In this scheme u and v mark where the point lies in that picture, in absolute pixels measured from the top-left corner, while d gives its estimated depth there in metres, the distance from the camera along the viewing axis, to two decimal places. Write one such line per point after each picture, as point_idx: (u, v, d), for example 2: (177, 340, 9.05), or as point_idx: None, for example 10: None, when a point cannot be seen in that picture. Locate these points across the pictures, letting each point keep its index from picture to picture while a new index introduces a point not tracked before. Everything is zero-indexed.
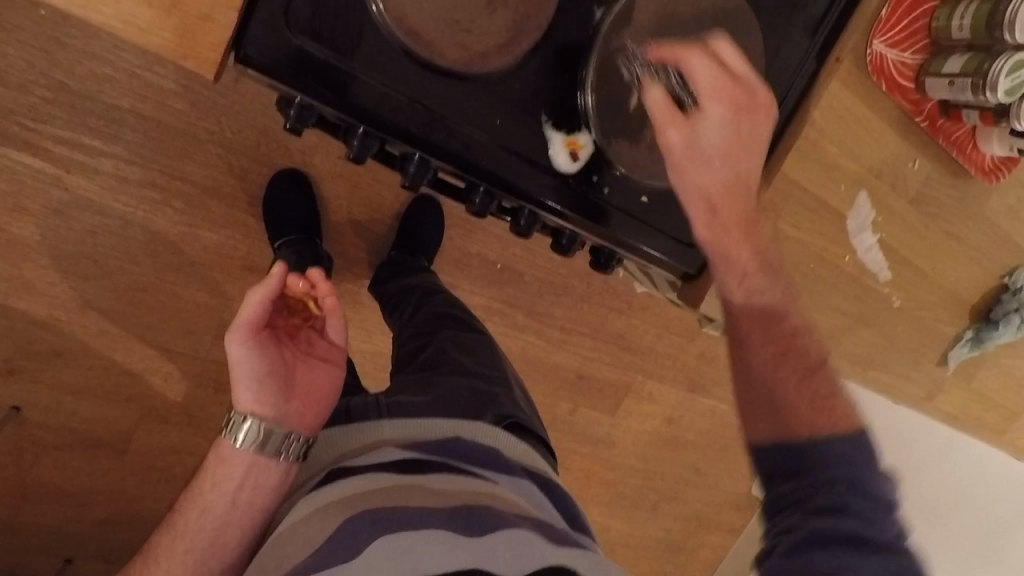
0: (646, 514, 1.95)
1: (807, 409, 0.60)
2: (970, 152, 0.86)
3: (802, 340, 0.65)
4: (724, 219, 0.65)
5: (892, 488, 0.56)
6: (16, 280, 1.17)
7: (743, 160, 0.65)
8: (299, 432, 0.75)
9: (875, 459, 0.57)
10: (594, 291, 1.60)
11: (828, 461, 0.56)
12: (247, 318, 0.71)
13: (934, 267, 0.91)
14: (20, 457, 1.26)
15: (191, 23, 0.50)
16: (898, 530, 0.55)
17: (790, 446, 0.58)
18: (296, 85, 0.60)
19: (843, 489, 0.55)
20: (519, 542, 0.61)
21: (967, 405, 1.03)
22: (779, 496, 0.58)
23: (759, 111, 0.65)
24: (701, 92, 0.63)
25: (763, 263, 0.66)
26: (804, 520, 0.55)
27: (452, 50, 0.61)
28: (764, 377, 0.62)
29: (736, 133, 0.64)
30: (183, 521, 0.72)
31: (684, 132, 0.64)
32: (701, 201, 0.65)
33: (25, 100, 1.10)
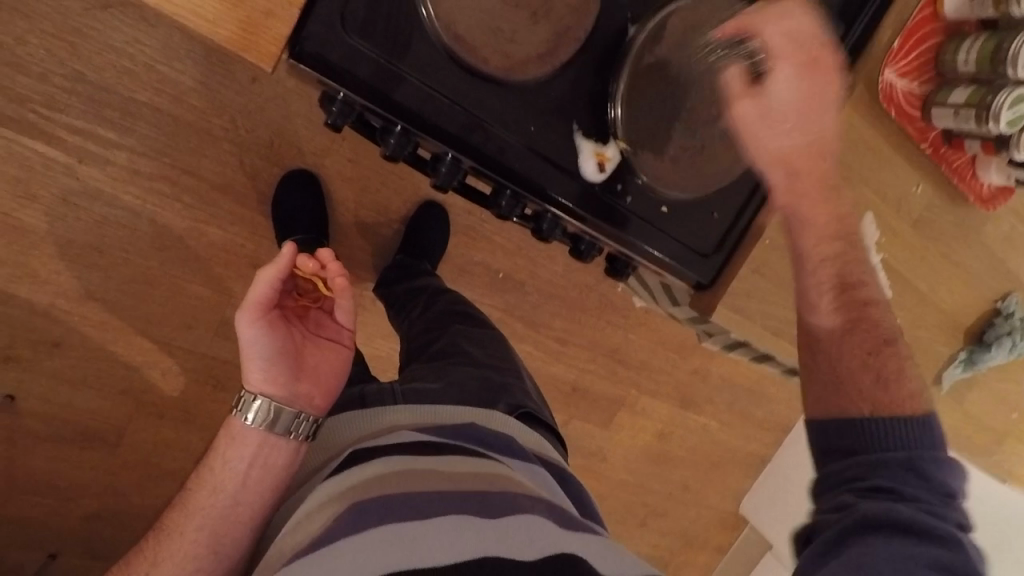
0: (633, 530, 1.96)
1: (872, 392, 0.67)
2: (970, 180, 0.90)
3: (873, 312, 0.72)
4: (820, 210, 0.71)
5: (951, 476, 0.63)
6: (20, 266, 1.18)
7: (825, 139, 0.70)
8: (309, 412, 0.77)
9: (938, 447, 0.64)
10: (592, 304, 1.62)
11: (892, 446, 0.63)
12: (258, 297, 0.72)
13: (931, 290, 0.95)
14: (10, 446, 1.25)
15: (255, 17, 0.52)
16: (955, 516, 0.62)
17: (847, 425, 0.66)
18: (345, 82, 0.62)
19: (903, 474, 0.62)
20: (535, 527, 0.61)
21: (956, 426, 1.07)
22: (840, 473, 0.66)
23: (834, 70, 0.67)
24: (775, 82, 0.66)
25: (838, 234, 0.72)
26: (857, 500, 0.63)
27: (495, 58, 0.64)
28: (833, 361, 0.71)
29: (814, 95, 0.67)
30: (195, 498, 0.72)
31: (760, 99, 0.67)
32: (795, 192, 0.70)
33: (42, 88, 1.11)
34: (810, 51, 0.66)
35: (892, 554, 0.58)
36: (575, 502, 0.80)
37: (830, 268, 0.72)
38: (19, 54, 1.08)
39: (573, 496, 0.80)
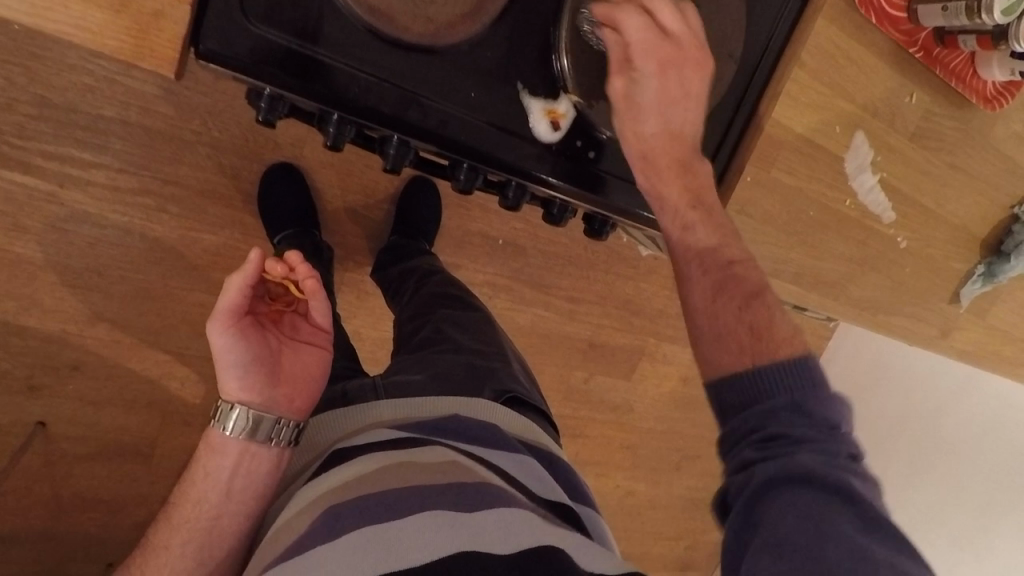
0: (670, 475, 1.97)
1: (743, 343, 0.61)
2: (970, 79, 0.83)
3: (739, 270, 0.66)
4: (675, 190, 0.68)
5: (839, 411, 0.57)
6: (24, 298, 1.17)
7: (688, 126, 0.68)
8: (289, 417, 0.76)
9: (821, 384, 0.57)
10: (599, 258, 1.58)
11: (776, 390, 0.57)
12: (227, 305, 0.70)
13: (942, 203, 0.88)
14: (49, 469, 1.27)
15: (144, 20, 0.50)
16: (852, 451, 0.56)
17: (735, 379, 0.59)
18: (262, 75, 0.59)
19: (791, 418, 0.55)
20: (510, 517, 0.61)
21: (985, 340, 1.01)
22: (735, 431, 0.58)
23: (700, 66, 0.67)
24: (643, 66, 0.65)
25: (697, 199, 0.68)
26: (757, 455, 0.55)
27: (416, 24, 0.60)
28: (710, 314, 0.65)
29: (676, 87, 0.66)
30: (180, 512, 0.74)
31: (625, 84, 0.66)
32: (651, 172, 0.68)
33: (9, 117, 1.07)
34: (674, 41, 0.65)
35: (800, 510, 0.51)
36: (566, 485, 0.80)
37: (704, 232, 0.67)
38: None
39: (562, 478, 0.80)
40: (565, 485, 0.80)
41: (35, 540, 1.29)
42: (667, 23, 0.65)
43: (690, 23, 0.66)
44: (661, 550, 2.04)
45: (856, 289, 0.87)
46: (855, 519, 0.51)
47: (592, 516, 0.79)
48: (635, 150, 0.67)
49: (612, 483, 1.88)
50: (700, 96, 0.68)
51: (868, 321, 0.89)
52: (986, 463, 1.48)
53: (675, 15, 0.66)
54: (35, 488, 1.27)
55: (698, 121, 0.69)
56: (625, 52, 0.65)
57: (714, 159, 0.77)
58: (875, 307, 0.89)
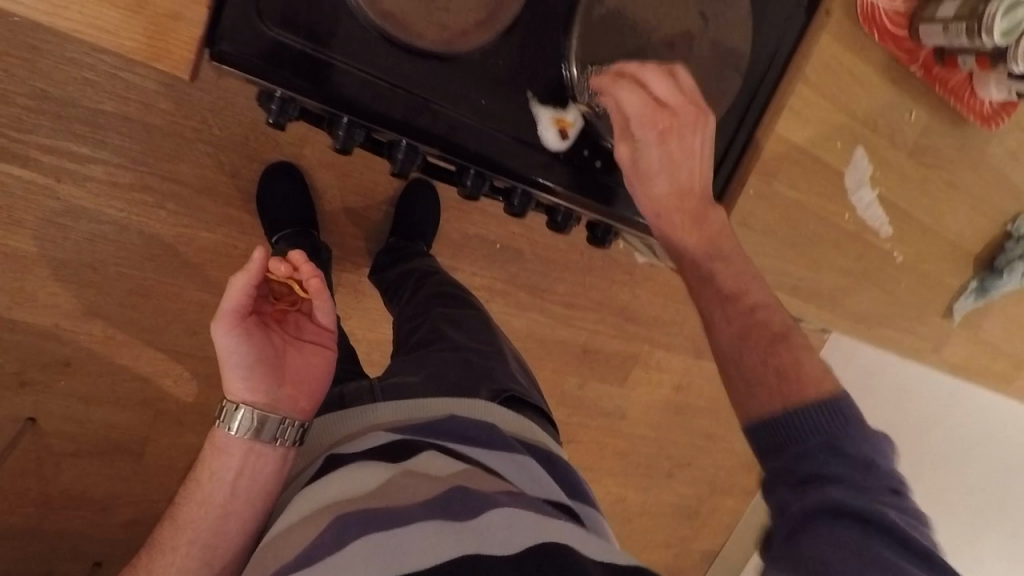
0: (661, 481, 1.98)
1: (772, 386, 0.64)
2: (968, 98, 0.84)
3: (763, 315, 0.68)
4: (693, 239, 0.70)
5: (877, 451, 0.59)
6: (18, 292, 1.16)
7: (697, 180, 0.70)
8: (294, 417, 0.76)
9: (856, 423, 0.59)
10: (595, 264, 1.58)
11: (811, 432, 0.59)
12: (233, 305, 0.71)
13: (937, 219, 0.90)
14: (38, 466, 1.25)
15: (160, 22, 0.50)
16: (891, 485, 0.57)
17: (772, 423, 0.62)
18: (275, 78, 0.59)
19: (828, 457, 0.57)
20: (514, 518, 0.62)
21: (976, 354, 1.03)
22: (772, 472, 0.60)
23: (701, 124, 0.68)
24: (642, 134, 0.67)
25: (715, 249, 0.70)
26: (795, 496, 0.57)
27: (431, 31, 0.61)
28: (740, 358, 0.67)
29: (679, 153, 0.68)
30: (184, 513, 0.73)
31: (629, 148, 0.68)
32: (671, 226, 0.70)
33: (8, 110, 1.06)
34: (669, 111, 0.67)
35: (844, 544, 0.52)
36: (566, 484, 0.80)
37: (729, 276, 0.69)
38: None
39: (562, 477, 0.80)
40: (566, 486, 0.80)
41: (22, 537, 1.27)
42: (660, 94, 0.67)
43: (684, 89, 0.68)
44: (650, 556, 2.05)
45: (851, 302, 0.88)
46: (900, 554, 0.53)
47: (591, 513, 0.80)
48: (647, 210, 0.70)
49: (603, 489, 1.88)
50: (705, 152, 0.69)
51: (863, 333, 0.91)
52: (971, 468, 1.55)
53: (668, 82, 0.67)
54: (23, 484, 1.25)
55: (706, 172, 0.70)
56: (624, 124, 0.67)
57: (717, 172, 0.78)
58: (869, 320, 0.90)
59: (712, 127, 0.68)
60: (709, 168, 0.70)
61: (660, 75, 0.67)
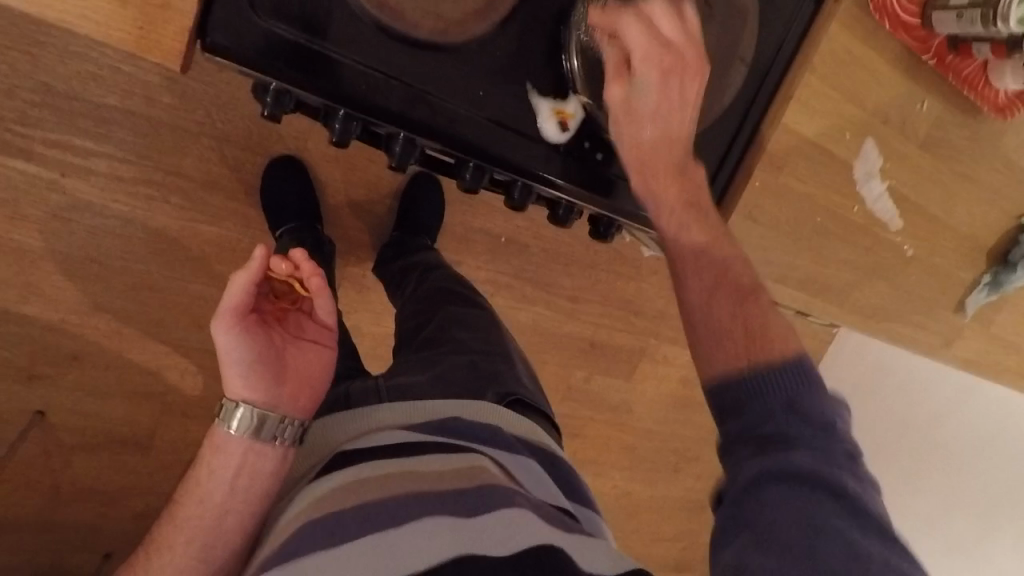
0: (668, 476, 1.97)
1: (740, 343, 0.61)
2: (983, 88, 0.81)
3: (733, 272, 0.66)
4: (670, 192, 0.66)
5: (833, 413, 0.58)
6: (25, 286, 1.16)
7: (684, 131, 0.66)
8: (293, 416, 0.75)
9: (816, 386, 0.58)
10: (601, 258, 1.57)
11: (772, 391, 0.58)
12: (232, 303, 0.70)
13: (949, 212, 0.88)
14: (47, 459, 1.26)
15: (151, 12, 0.49)
16: (846, 449, 0.56)
17: (736, 381, 0.59)
18: (269, 70, 0.58)
19: (788, 418, 0.56)
20: (513, 519, 0.62)
21: (988, 349, 1.01)
22: (731, 433, 0.59)
23: (699, 73, 0.64)
24: (641, 72, 0.62)
25: (693, 203, 0.67)
26: (753, 454, 0.56)
27: (428, 21, 0.60)
28: (706, 314, 0.64)
29: (674, 98, 0.64)
30: (184, 509, 0.73)
31: (623, 87, 0.63)
32: (646, 178, 0.67)
33: (12, 104, 1.06)
34: (673, 50, 0.62)
35: (796, 508, 0.52)
36: (568, 485, 0.80)
37: (697, 234, 0.66)
38: None
39: (563, 476, 0.80)
40: (565, 484, 0.79)
41: (32, 529, 1.29)
42: (665, 30, 0.62)
43: (688, 31, 0.63)
44: (658, 551, 2.04)
45: (860, 296, 0.87)
46: (849, 518, 0.52)
47: (592, 515, 0.78)
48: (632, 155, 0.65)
49: (609, 483, 1.88)
50: (696, 103, 0.65)
51: (871, 328, 0.89)
52: (982, 468, 1.53)
53: (673, 21, 0.62)
54: (32, 477, 1.26)
55: (693, 124, 0.67)
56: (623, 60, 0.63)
57: (721, 165, 0.76)
58: (877, 314, 0.89)
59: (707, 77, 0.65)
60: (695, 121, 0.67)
61: (667, 11, 0.62)
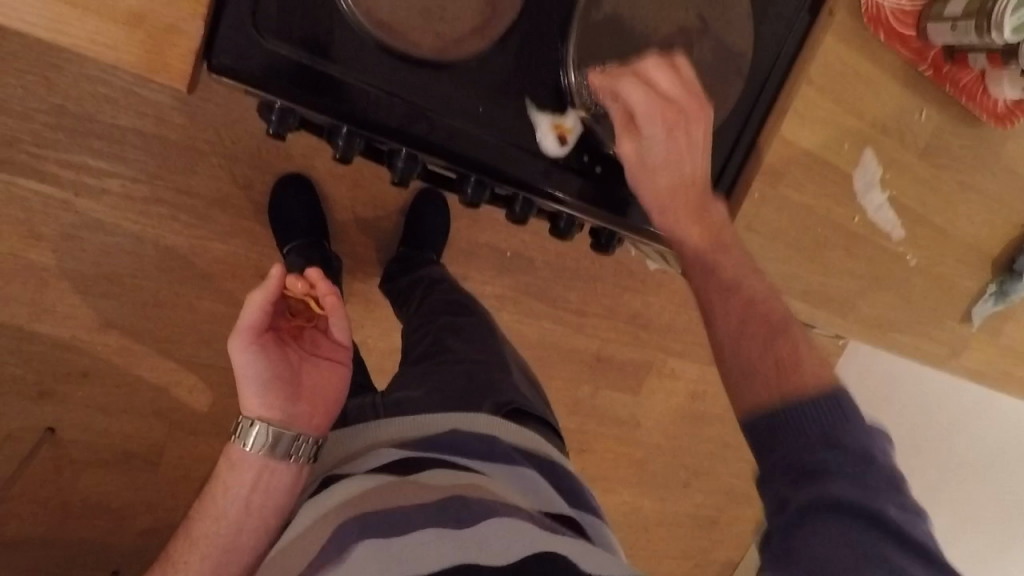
0: (677, 491, 1.94)
1: (770, 378, 0.61)
2: (980, 97, 0.82)
3: (762, 306, 0.65)
4: (695, 231, 0.67)
5: (875, 440, 0.57)
6: (38, 304, 1.18)
7: (700, 172, 0.67)
8: (309, 433, 0.76)
9: (853, 415, 0.57)
10: (606, 272, 1.57)
11: (808, 425, 0.57)
12: (249, 321, 0.71)
13: (952, 221, 0.88)
14: (58, 476, 1.27)
15: (157, 34, 0.51)
16: (892, 477, 0.55)
17: (770, 415, 0.59)
18: (273, 89, 0.60)
19: (827, 452, 0.55)
20: (508, 526, 0.62)
21: (998, 359, 1.00)
22: (770, 467, 0.58)
23: (704, 116, 0.65)
24: (649, 128, 0.65)
25: (718, 239, 0.67)
26: (792, 490, 0.56)
27: (426, 39, 0.61)
28: (738, 350, 0.64)
29: (685, 143, 0.65)
30: (198, 527, 0.73)
31: (633, 141, 0.66)
32: (674, 220, 0.68)
33: (28, 127, 1.09)
34: (673, 103, 0.65)
35: (840, 541, 0.52)
36: (571, 495, 0.79)
37: (727, 264, 0.67)
38: None
39: (565, 488, 0.79)
40: (569, 494, 0.79)
41: (42, 546, 1.29)
42: (663, 86, 0.65)
43: (686, 81, 0.66)
44: (668, 568, 2.02)
45: (864, 306, 0.86)
46: (894, 550, 0.52)
47: (599, 525, 0.77)
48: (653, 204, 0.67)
49: (618, 498, 1.86)
50: (707, 144, 0.67)
51: (876, 338, 0.89)
52: (1002, 480, 1.50)
53: (670, 76, 0.65)
54: (43, 494, 1.27)
55: (706, 166, 0.68)
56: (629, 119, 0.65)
57: (720, 176, 0.77)
58: (883, 325, 0.88)
59: (711, 122, 0.67)
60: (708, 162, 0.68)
61: (662, 71, 0.65)
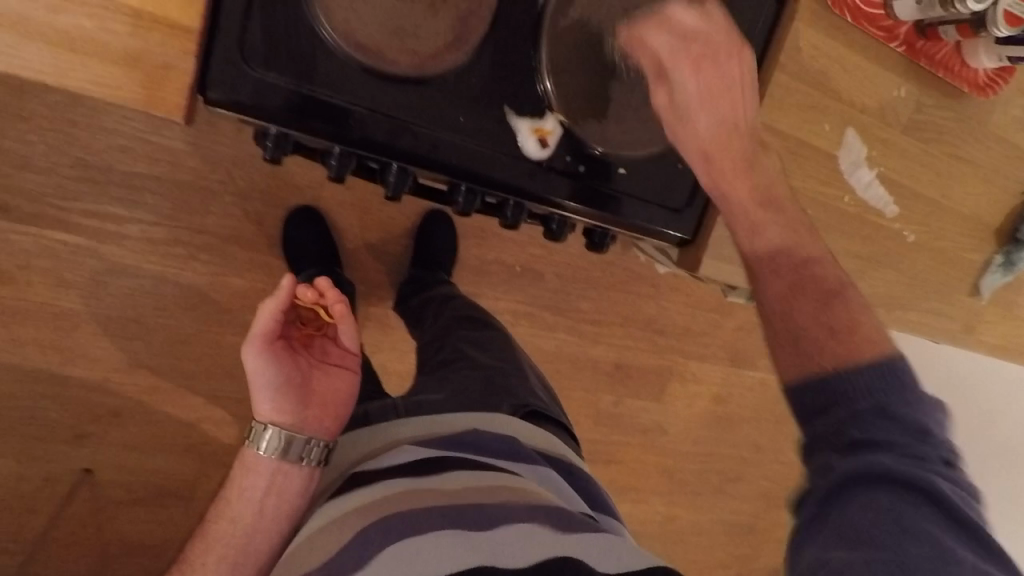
0: (711, 498, 1.91)
1: (826, 343, 0.57)
2: (959, 69, 0.83)
3: (815, 271, 0.61)
4: (745, 187, 0.64)
5: (930, 414, 0.53)
6: (69, 349, 1.23)
7: (744, 114, 0.66)
8: (320, 437, 0.80)
9: (912, 384, 0.54)
10: (617, 278, 1.58)
11: (859, 391, 0.54)
12: (261, 330, 0.75)
13: (946, 194, 0.88)
14: (95, 516, 1.31)
15: (154, 72, 0.55)
16: (943, 454, 0.52)
17: (820, 380, 0.55)
18: (266, 116, 0.64)
19: (879, 421, 0.52)
20: (529, 533, 0.63)
21: (1014, 332, 0.98)
22: (813, 435, 0.55)
23: (737, 56, 0.65)
24: (680, 66, 0.64)
25: (770, 198, 0.65)
26: (837, 457, 0.53)
27: (404, 57, 0.64)
28: (791, 321, 0.60)
29: (720, 80, 0.64)
30: (223, 522, 0.81)
31: (667, 83, 0.66)
32: (721, 174, 0.65)
33: (53, 182, 1.16)
34: (702, 38, 0.64)
35: (884, 512, 0.50)
36: (587, 496, 0.81)
37: (778, 235, 0.63)
38: (25, 154, 1.13)
39: (582, 488, 0.81)
40: (583, 494, 0.81)
41: None
42: (690, 27, 0.64)
43: (715, 20, 0.64)
44: None
45: (867, 287, 0.86)
46: (943, 525, 0.50)
47: (613, 522, 0.79)
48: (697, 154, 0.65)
49: (651, 509, 1.83)
50: (747, 82, 0.65)
51: (884, 319, 0.88)
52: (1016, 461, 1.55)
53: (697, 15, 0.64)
54: (81, 535, 1.31)
55: (750, 105, 0.66)
56: (660, 60, 0.65)
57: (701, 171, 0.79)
58: (889, 305, 0.88)
59: (750, 57, 0.66)
60: (751, 100, 0.66)
61: (690, 7, 0.64)
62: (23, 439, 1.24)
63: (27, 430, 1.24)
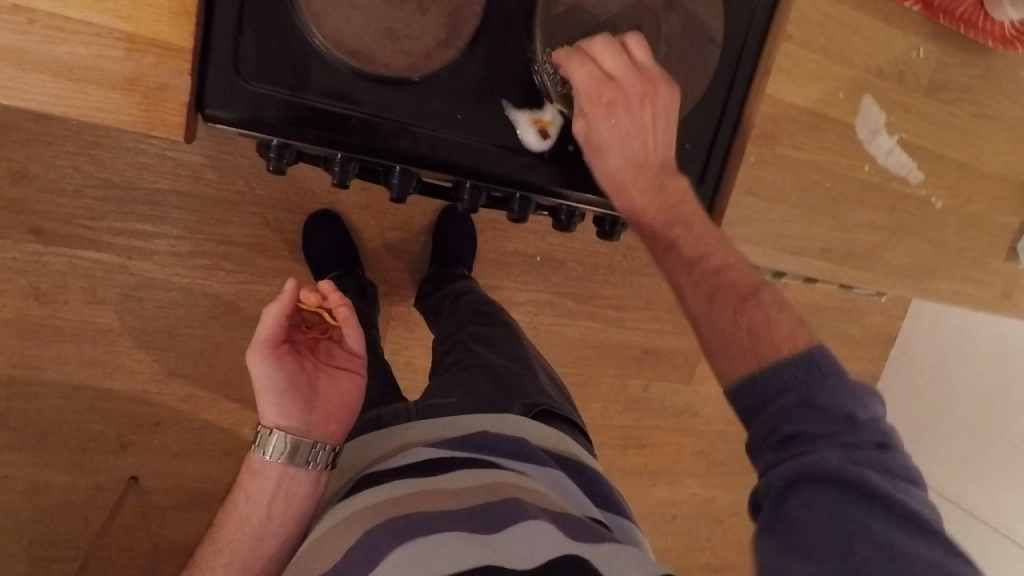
0: (750, 478, 1.89)
1: (745, 348, 0.62)
2: (982, 24, 0.78)
3: (727, 278, 0.66)
4: (652, 209, 0.69)
5: (857, 402, 0.57)
6: (109, 364, 1.28)
7: (659, 149, 0.69)
8: (325, 441, 0.81)
9: (833, 374, 0.57)
10: (640, 262, 1.56)
11: (785, 388, 0.58)
12: (264, 336, 0.75)
13: (979, 155, 0.83)
14: (143, 521, 1.36)
15: (152, 94, 0.56)
16: (873, 437, 0.56)
17: (753, 382, 0.59)
18: (267, 128, 0.65)
19: (805, 415, 0.56)
20: (535, 532, 0.63)
21: None
22: (754, 435, 0.59)
23: (656, 95, 0.67)
24: (593, 109, 0.67)
25: (674, 217, 0.68)
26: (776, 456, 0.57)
27: (396, 59, 0.64)
28: (712, 325, 0.65)
29: (630, 123, 0.67)
30: (225, 534, 0.80)
31: (585, 119, 0.68)
32: (627, 201, 0.70)
33: (80, 203, 1.19)
34: (616, 83, 0.66)
35: (825, 510, 0.52)
36: (596, 493, 0.80)
37: (690, 243, 0.68)
38: (52, 178, 1.17)
39: (592, 487, 0.80)
40: (594, 495, 0.80)
41: None
42: (612, 67, 0.66)
43: (636, 63, 0.67)
44: (752, 559, 1.95)
45: (896, 258, 0.83)
46: (883, 514, 0.52)
47: (627, 525, 0.78)
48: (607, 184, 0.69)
49: (688, 492, 1.81)
50: (664, 118, 0.68)
51: (915, 289, 0.85)
52: None
53: (621, 57, 0.67)
54: (132, 539, 1.36)
55: (665, 143, 0.69)
56: (578, 98, 0.68)
57: (707, 166, 0.78)
58: (920, 274, 0.85)
59: (667, 97, 0.67)
60: (665, 138, 0.69)
61: (610, 50, 0.67)
62: (72, 451, 1.30)
63: (74, 441, 1.30)
